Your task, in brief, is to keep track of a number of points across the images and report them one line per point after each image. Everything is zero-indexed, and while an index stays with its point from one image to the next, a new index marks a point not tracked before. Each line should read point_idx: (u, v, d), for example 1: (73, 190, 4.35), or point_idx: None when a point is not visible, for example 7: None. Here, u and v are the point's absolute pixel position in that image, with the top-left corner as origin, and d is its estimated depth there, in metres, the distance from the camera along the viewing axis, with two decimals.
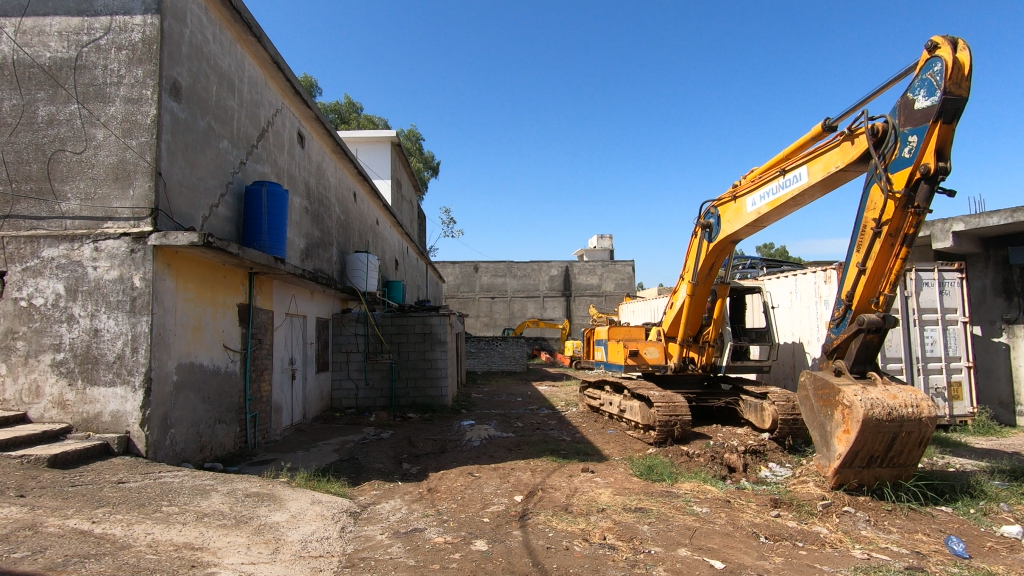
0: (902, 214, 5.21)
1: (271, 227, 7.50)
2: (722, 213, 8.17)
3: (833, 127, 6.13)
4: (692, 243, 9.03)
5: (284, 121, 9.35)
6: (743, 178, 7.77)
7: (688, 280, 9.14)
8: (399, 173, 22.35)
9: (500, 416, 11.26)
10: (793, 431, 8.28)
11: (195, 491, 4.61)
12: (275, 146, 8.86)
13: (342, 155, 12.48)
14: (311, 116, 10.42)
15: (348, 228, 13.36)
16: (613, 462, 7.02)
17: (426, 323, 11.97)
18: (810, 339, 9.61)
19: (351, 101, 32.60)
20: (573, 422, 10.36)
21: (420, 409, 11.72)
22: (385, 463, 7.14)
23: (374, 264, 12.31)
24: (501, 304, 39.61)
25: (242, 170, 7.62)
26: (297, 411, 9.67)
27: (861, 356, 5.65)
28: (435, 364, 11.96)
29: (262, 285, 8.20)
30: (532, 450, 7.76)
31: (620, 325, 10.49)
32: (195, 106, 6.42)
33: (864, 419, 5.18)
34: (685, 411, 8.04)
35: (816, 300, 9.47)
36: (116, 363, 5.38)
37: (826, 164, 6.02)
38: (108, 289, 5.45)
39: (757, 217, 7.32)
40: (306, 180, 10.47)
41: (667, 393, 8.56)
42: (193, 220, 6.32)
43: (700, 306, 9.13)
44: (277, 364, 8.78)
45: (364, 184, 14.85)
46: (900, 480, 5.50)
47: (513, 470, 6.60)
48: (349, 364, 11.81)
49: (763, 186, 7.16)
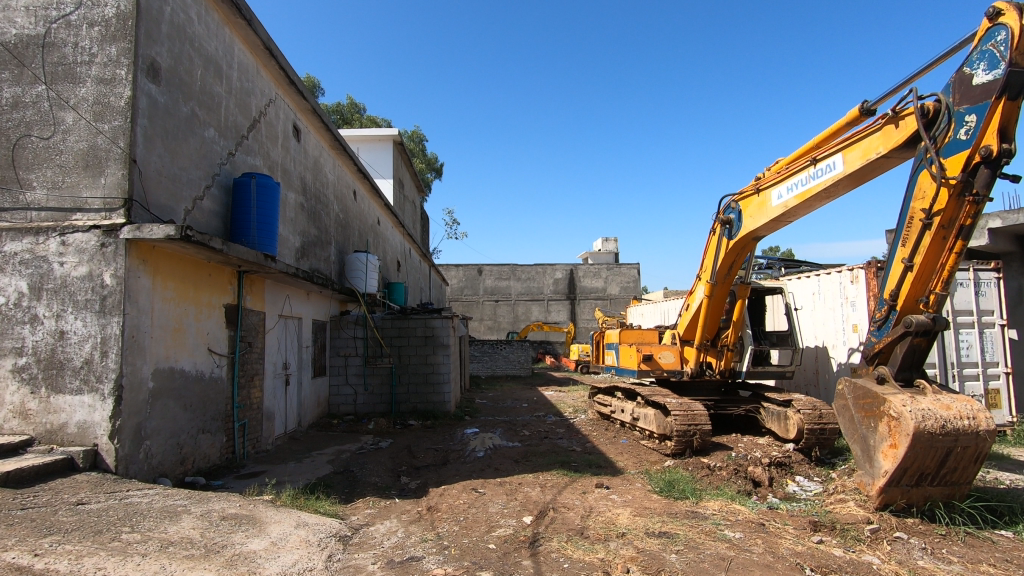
0: (957, 203, 4.66)
1: (261, 222, 7.00)
2: (744, 208, 7.64)
3: (872, 111, 5.61)
4: (711, 241, 8.50)
5: (278, 113, 8.86)
6: (768, 170, 7.24)
7: (706, 280, 8.60)
8: (401, 173, 21.92)
9: (505, 423, 10.73)
10: (821, 442, 7.72)
11: (164, 514, 4.08)
12: (267, 138, 8.37)
13: (341, 150, 12.00)
14: (308, 109, 9.94)
15: (347, 227, 12.88)
16: (629, 477, 6.47)
17: (428, 326, 11.45)
18: (834, 343, 9.05)
19: (354, 101, 32.29)
20: (583, 430, 9.81)
21: (421, 415, 11.19)
22: (381, 477, 6.60)
23: (374, 264, 11.80)
24: (505, 308, 39.09)
25: (230, 162, 7.13)
26: (292, 418, 9.16)
27: (907, 362, 5.10)
28: (437, 368, 11.44)
29: (253, 285, 7.70)
30: (541, 463, 7.22)
31: (631, 329, 9.93)
32: (177, 91, 5.94)
33: (915, 434, 4.62)
34: (705, 420, 7.49)
35: (842, 302, 8.91)
36: (84, 369, 4.88)
37: (865, 150, 5.50)
38: (75, 287, 4.96)
39: (785, 211, 6.78)
40: (302, 175, 9.99)
41: (684, 400, 8.01)
42: (173, 213, 5.83)
43: (718, 308, 8.59)
44: (269, 369, 8.27)
45: (365, 182, 14.36)
46: (953, 501, 4.95)
47: (521, 485, 6.06)
48: (348, 369, 11.29)
49: (791, 177, 6.63)
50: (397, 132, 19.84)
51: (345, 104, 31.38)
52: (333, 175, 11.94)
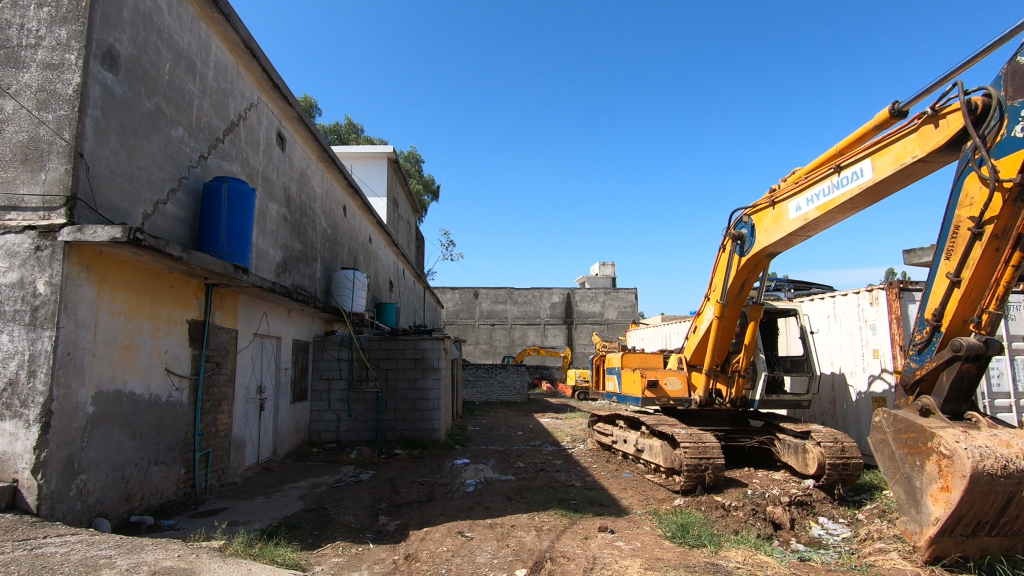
0: (1012, 210, 4.12)
1: (232, 230, 6.40)
2: (758, 221, 7.10)
3: (903, 112, 5.14)
4: (721, 257, 7.95)
5: (260, 118, 8.34)
6: (784, 181, 6.73)
7: (715, 300, 8.03)
8: (396, 191, 21.44)
9: (498, 453, 9.97)
10: (844, 479, 7.04)
11: (79, 570, 3.36)
12: (246, 143, 7.82)
13: (331, 163, 11.50)
14: (293, 116, 9.42)
15: (335, 243, 12.29)
16: (636, 518, 5.75)
17: (417, 348, 10.77)
18: (853, 370, 8.42)
19: (352, 121, 32.12)
20: (582, 462, 9.08)
21: (408, 444, 10.43)
22: (357, 517, 5.86)
23: (362, 282, 11.17)
24: (501, 332, 38.35)
25: (202, 165, 6.57)
26: (265, 446, 8.42)
27: (954, 392, 4.47)
28: (427, 394, 10.71)
29: (224, 300, 7.06)
30: (537, 500, 6.49)
31: (635, 353, 9.24)
32: (139, 83, 5.40)
33: (972, 476, 3.96)
34: (717, 454, 6.80)
35: (860, 325, 8.31)
36: (7, 391, 4.20)
37: (898, 154, 4.99)
38: (4, 295, 4.33)
39: (805, 223, 6.24)
40: (286, 185, 9.44)
41: (693, 431, 7.32)
42: (128, 217, 5.23)
43: (728, 330, 7.99)
44: (240, 393, 7.57)
45: (355, 198, 13.84)
46: (1014, 554, 4.28)
47: (513, 529, 5.35)
48: (330, 393, 10.55)
49: (811, 187, 6.10)
50: (392, 149, 19.44)
51: (342, 125, 31.17)
52: (321, 189, 11.40)
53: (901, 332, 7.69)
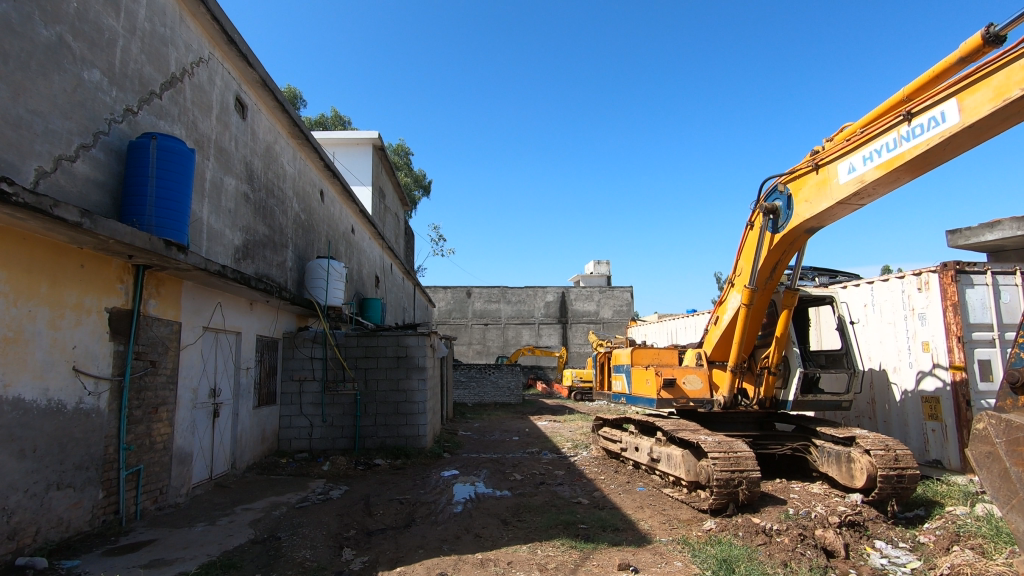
0: None
1: (163, 198, 5.24)
2: (797, 190, 6.05)
3: (1002, 37, 4.04)
4: (749, 235, 6.88)
5: (213, 76, 7.18)
6: (830, 139, 5.69)
7: (742, 286, 6.96)
8: (382, 180, 20.20)
9: (492, 463, 8.84)
10: (898, 493, 6.00)
11: None
12: (193, 103, 6.66)
13: (303, 139, 10.33)
14: (256, 80, 8.27)
15: (311, 230, 11.12)
16: (662, 550, 4.64)
17: (400, 345, 9.63)
18: (897, 366, 7.39)
19: (338, 113, 30.82)
20: (587, 473, 7.95)
21: (390, 453, 9.27)
22: (315, 551, 4.72)
23: (339, 272, 10.01)
24: (494, 331, 37.22)
25: (130, 120, 5.41)
26: (220, 459, 7.25)
27: None
28: (411, 397, 9.56)
29: (162, 286, 5.90)
30: (538, 525, 5.37)
31: (645, 347, 8.10)
32: (31, 3, 4.23)
33: None
34: (752, 466, 5.73)
35: (905, 314, 7.26)
36: None
37: (1000, 89, 4.04)
38: None
39: (861, 186, 5.18)
40: (248, 158, 8.27)
41: (721, 438, 6.24)
42: (13, 172, 4.06)
43: (757, 320, 6.95)
44: (184, 398, 6.40)
45: (334, 183, 12.64)
46: None
47: (511, 568, 4.22)
48: (302, 396, 9.37)
49: (870, 143, 5.07)
50: (377, 134, 18.22)
51: (329, 117, 29.98)
52: (292, 168, 10.22)
53: (958, 322, 6.63)
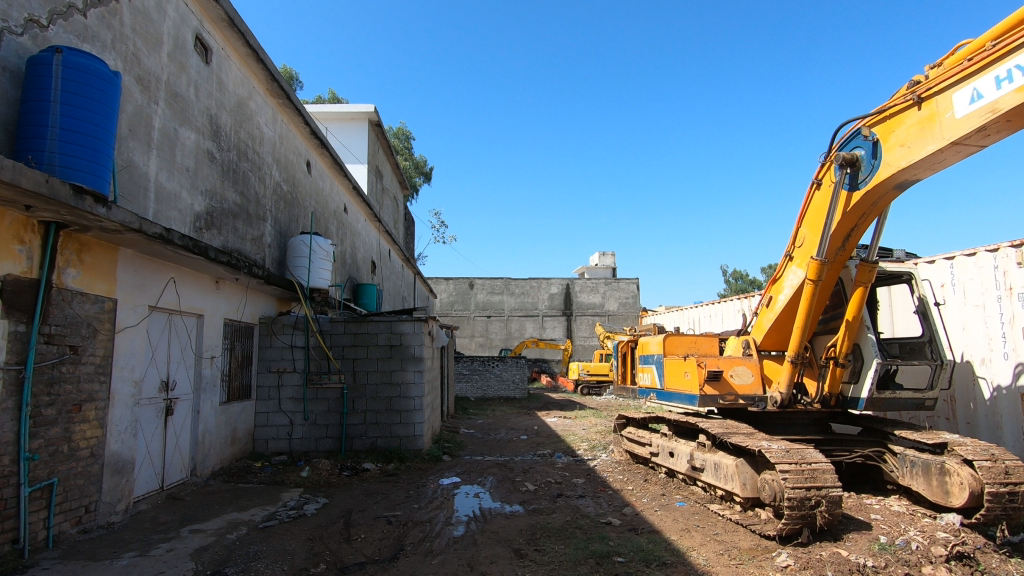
0: None
1: (72, 131, 4.00)
2: (889, 134, 4.80)
3: None
4: (818, 196, 5.62)
5: (163, 4, 5.92)
6: (939, 64, 4.45)
7: (806, 259, 5.70)
8: (380, 159, 18.87)
9: (498, 468, 7.63)
10: (1010, 515, 4.76)
11: None
12: (134, 30, 5.41)
13: (284, 98, 9.07)
14: (223, 18, 7.01)
15: (295, 204, 9.89)
16: None
17: (394, 333, 8.43)
18: (988, 357, 6.18)
19: (335, 95, 29.56)
20: (612, 482, 6.75)
21: (381, 457, 8.08)
22: None
23: (325, 249, 8.76)
24: (497, 324, 36.04)
25: (35, 35, 4.17)
26: (174, 465, 6.07)
27: None
28: (406, 392, 8.36)
29: (86, 252, 4.69)
30: (562, 559, 4.16)
31: (679, 335, 6.90)
32: None
33: None
34: (833, 481, 4.51)
35: (1000, 294, 6.03)
36: None
37: None
38: None
39: (992, 118, 3.93)
40: (214, 110, 7.03)
41: (787, 444, 5.02)
42: None
43: (822, 301, 5.71)
44: (122, 393, 5.19)
45: (323, 154, 11.39)
46: None
47: None
48: (281, 391, 8.15)
49: (1010, 58, 3.85)
50: (373, 109, 16.92)
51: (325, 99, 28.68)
52: (272, 131, 8.97)
53: None
